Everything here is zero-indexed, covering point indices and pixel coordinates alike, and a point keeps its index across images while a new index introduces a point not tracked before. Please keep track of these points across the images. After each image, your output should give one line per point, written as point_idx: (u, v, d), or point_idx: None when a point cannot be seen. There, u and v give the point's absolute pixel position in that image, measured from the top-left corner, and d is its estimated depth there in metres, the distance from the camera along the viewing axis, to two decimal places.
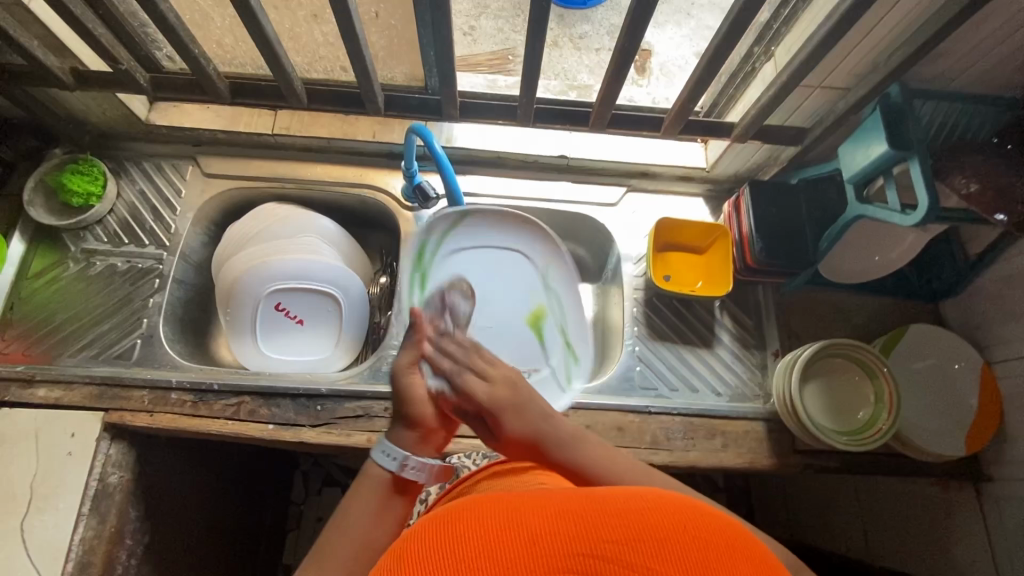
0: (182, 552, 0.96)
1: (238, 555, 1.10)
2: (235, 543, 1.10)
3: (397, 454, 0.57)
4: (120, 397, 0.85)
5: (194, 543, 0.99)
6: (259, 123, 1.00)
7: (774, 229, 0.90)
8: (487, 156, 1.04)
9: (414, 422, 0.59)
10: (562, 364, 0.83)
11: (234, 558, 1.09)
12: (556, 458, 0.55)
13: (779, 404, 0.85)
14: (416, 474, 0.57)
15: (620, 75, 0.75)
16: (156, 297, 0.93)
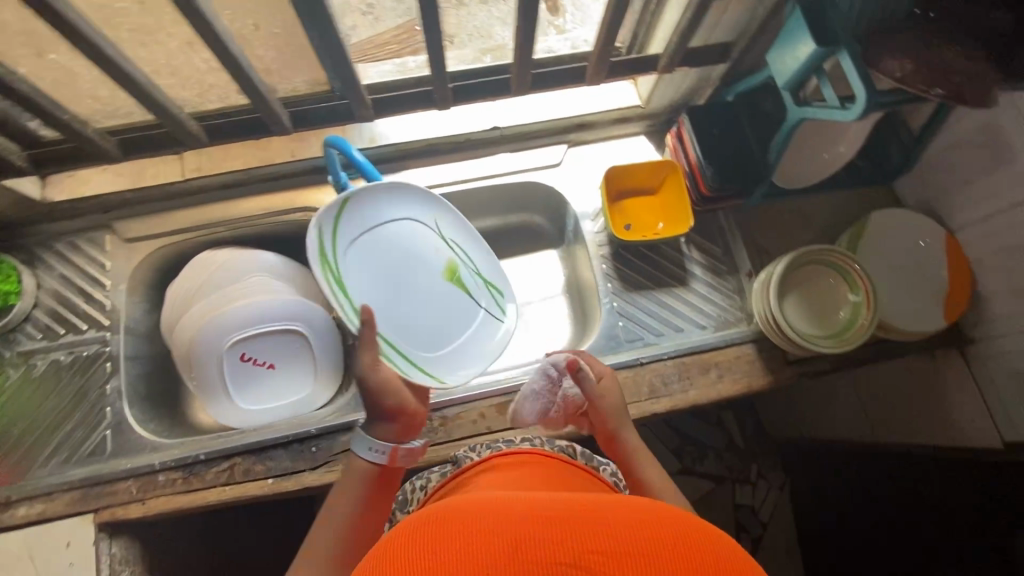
0: None
1: None
2: None
3: (384, 447, 0.63)
4: (106, 493, 0.81)
5: None
6: (167, 171, 0.93)
7: (721, 153, 0.88)
8: (417, 147, 0.98)
9: (392, 416, 0.66)
10: (490, 302, 0.83)
11: None
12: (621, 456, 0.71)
13: (764, 321, 0.84)
14: (404, 459, 0.65)
15: (530, 30, 0.70)
16: (113, 382, 0.88)
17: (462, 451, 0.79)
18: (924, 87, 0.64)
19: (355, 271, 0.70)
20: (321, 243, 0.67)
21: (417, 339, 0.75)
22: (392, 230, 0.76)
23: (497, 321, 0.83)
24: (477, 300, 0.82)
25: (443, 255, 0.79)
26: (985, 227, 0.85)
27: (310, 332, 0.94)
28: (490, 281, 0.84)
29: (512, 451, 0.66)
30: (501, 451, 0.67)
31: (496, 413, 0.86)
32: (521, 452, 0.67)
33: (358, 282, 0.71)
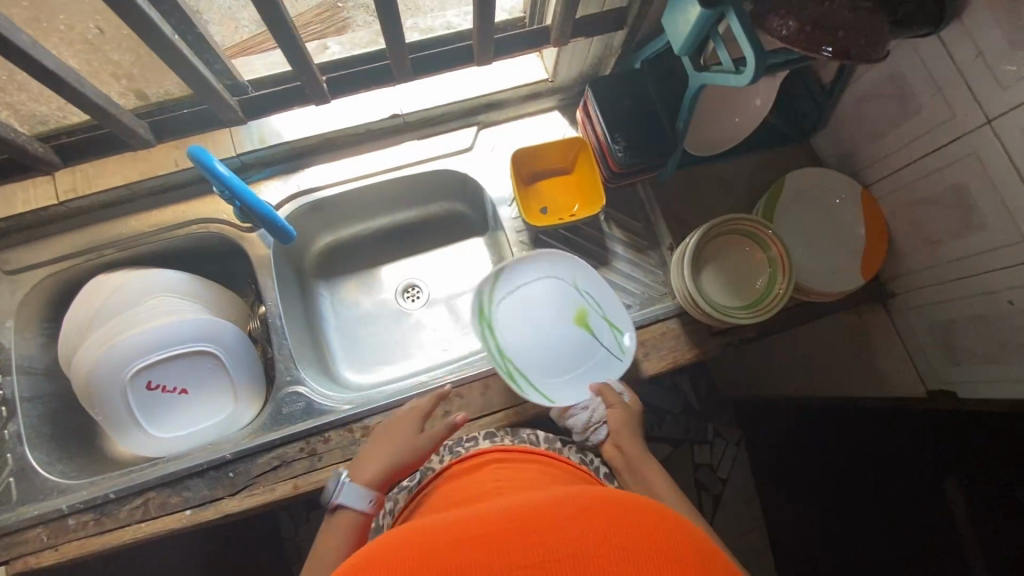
0: None
1: None
2: None
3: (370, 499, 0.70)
4: (16, 544, 0.77)
5: None
6: (40, 195, 0.87)
7: (629, 125, 0.84)
8: (315, 143, 0.92)
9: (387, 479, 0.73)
10: (612, 340, 0.84)
11: None
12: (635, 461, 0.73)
13: (681, 297, 0.83)
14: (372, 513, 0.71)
15: (394, 6, 0.64)
16: (9, 426, 0.82)
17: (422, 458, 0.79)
18: (813, 47, 0.60)
19: (502, 321, 0.83)
20: (481, 300, 0.83)
21: (544, 373, 0.83)
22: (538, 280, 0.85)
23: (613, 359, 0.83)
24: (607, 340, 0.84)
25: (576, 300, 0.85)
26: (898, 180, 0.83)
27: (222, 350, 0.90)
28: (613, 321, 0.84)
29: (479, 454, 0.71)
30: (462, 457, 0.72)
31: None
32: (479, 457, 0.70)
33: (506, 327, 0.83)
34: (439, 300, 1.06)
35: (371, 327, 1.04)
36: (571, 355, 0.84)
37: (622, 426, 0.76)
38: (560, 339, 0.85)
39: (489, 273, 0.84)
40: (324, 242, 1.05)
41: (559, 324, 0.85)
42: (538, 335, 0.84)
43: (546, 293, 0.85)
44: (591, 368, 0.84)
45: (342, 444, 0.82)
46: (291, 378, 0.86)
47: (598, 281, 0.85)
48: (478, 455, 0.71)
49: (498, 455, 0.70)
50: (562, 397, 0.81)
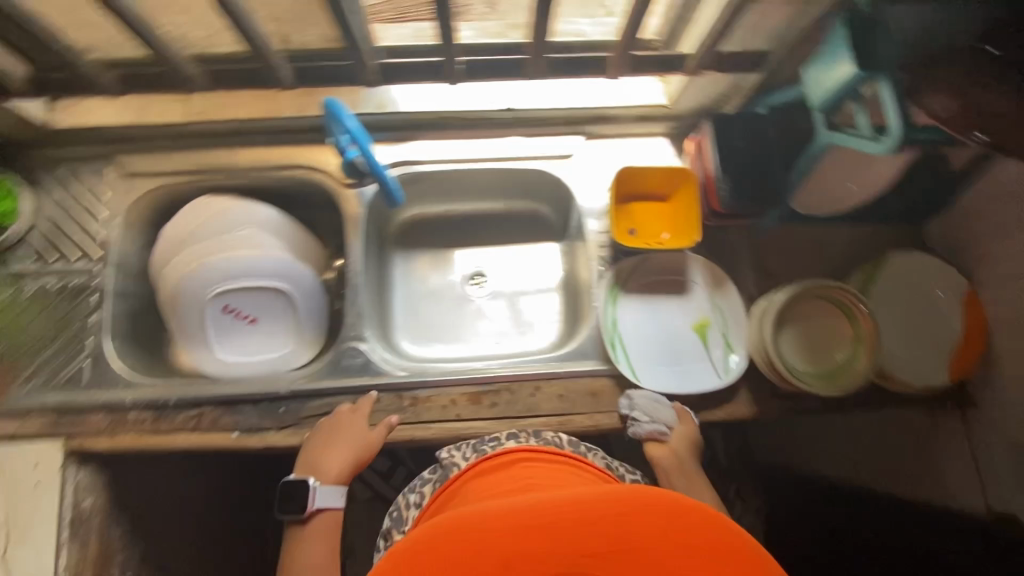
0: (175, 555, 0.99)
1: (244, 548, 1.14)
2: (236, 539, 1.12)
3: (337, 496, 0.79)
4: (79, 422, 0.83)
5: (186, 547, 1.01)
6: (172, 112, 0.92)
7: (742, 168, 0.82)
8: (427, 119, 0.94)
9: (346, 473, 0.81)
10: (721, 357, 0.86)
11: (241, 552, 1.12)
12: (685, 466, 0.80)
13: (753, 350, 0.82)
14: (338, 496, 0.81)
15: None
16: (97, 314, 0.88)
17: (444, 451, 0.80)
18: (964, 130, 0.56)
19: (630, 298, 0.90)
20: (618, 273, 0.90)
21: (648, 356, 0.87)
22: (678, 280, 0.91)
23: (715, 374, 0.85)
24: (716, 356, 0.86)
25: (705, 312, 0.89)
26: (1011, 288, 0.79)
27: (296, 290, 0.94)
28: (731, 344, 0.86)
29: (503, 453, 0.71)
30: (488, 454, 0.72)
31: (467, 401, 0.85)
32: (504, 456, 0.71)
33: (631, 304, 0.89)
34: (504, 294, 1.07)
35: (433, 304, 1.07)
36: (677, 352, 0.87)
37: (682, 444, 0.80)
38: (675, 337, 0.88)
39: (636, 255, 0.91)
40: (407, 214, 1.08)
41: (676, 327, 0.89)
42: (657, 325, 0.89)
43: (678, 295, 0.90)
44: (691, 374, 0.86)
45: (390, 408, 0.84)
46: (355, 334, 0.89)
47: (736, 305, 0.88)
48: (502, 454, 0.71)
49: (523, 454, 0.71)
50: (654, 381, 0.85)
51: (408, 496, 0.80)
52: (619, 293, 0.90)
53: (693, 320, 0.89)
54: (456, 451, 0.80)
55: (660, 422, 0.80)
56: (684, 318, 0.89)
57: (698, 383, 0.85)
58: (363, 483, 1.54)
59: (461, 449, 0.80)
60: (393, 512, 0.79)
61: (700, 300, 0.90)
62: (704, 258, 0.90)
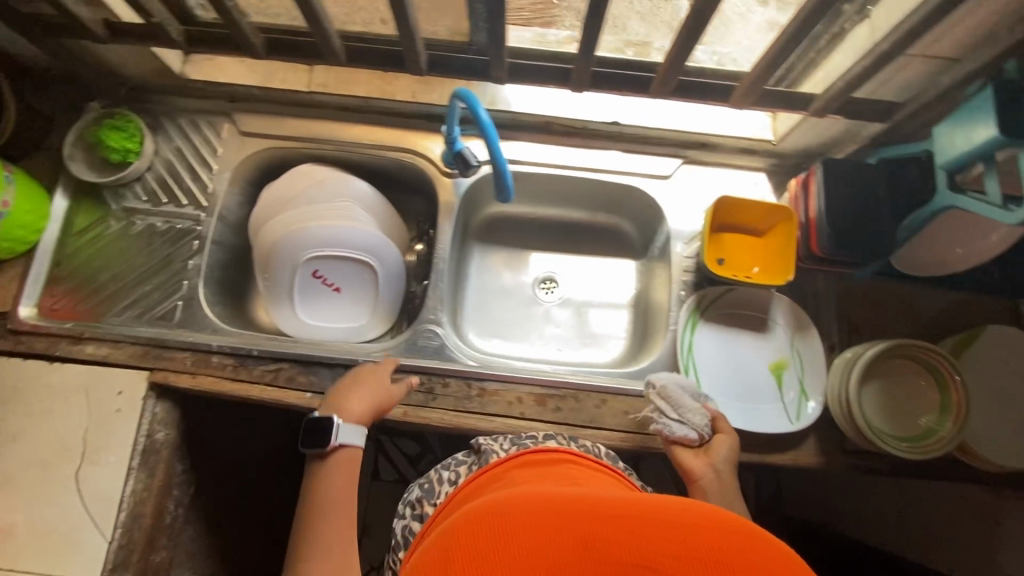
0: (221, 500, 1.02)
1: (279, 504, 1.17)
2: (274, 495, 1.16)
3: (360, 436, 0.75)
4: (165, 358, 0.87)
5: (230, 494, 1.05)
6: (294, 80, 0.95)
7: (848, 215, 0.81)
8: (532, 122, 0.96)
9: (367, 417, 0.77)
10: (794, 401, 0.85)
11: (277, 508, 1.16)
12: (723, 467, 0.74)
13: (833, 402, 0.81)
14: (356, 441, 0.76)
15: (698, 31, 0.64)
16: (196, 259, 0.93)
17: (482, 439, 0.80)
18: None
19: (709, 326, 0.89)
20: (701, 299, 0.90)
21: (719, 388, 0.86)
22: (760, 316, 0.90)
23: (787, 418, 0.83)
24: (790, 399, 0.85)
25: (783, 354, 0.88)
26: None
27: (380, 266, 0.96)
28: (807, 390, 0.85)
29: (543, 450, 0.67)
30: (532, 447, 0.69)
31: (533, 401, 0.85)
32: (547, 452, 0.67)
33: (709, 332, 0.89)
34: (573, 302, 1.07)
35: (503, 301, 1.08)
36: (750, 389, 0.86)
37: (730, 452, 0.75)
38: (749, 373, 0.87)
39: (722, 285, 0.90)
40: (491, 211, 1.10)
41: (753, 362, 0.88)
42: (732, 358, 0.88)
43: (757, 331, 0.89)
44: (761, 412, 0.84)
45: (457, 395, 0.85)
46: (432, 318, 0.91)
47: (817, 353, 0.87)
48: (545, 451, 0.68)
49: (562, 454, 0.67)
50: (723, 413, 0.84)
51: (441, 472, 0.80)
52: (700, 318, 0.89)
53: (770, 359, 0.88)
54: (493, 441, 0.80)
55: (692, 417, 0.77)
56: (761, 356, 0.88)
57: (768, 424, 0.84)
58: (389, 462, 1.58)
59: (499, 440, 0.80)
60: (425, 483, 0.79)
61: (780, 340, 0.89)
62: (790, 300, 0.90)
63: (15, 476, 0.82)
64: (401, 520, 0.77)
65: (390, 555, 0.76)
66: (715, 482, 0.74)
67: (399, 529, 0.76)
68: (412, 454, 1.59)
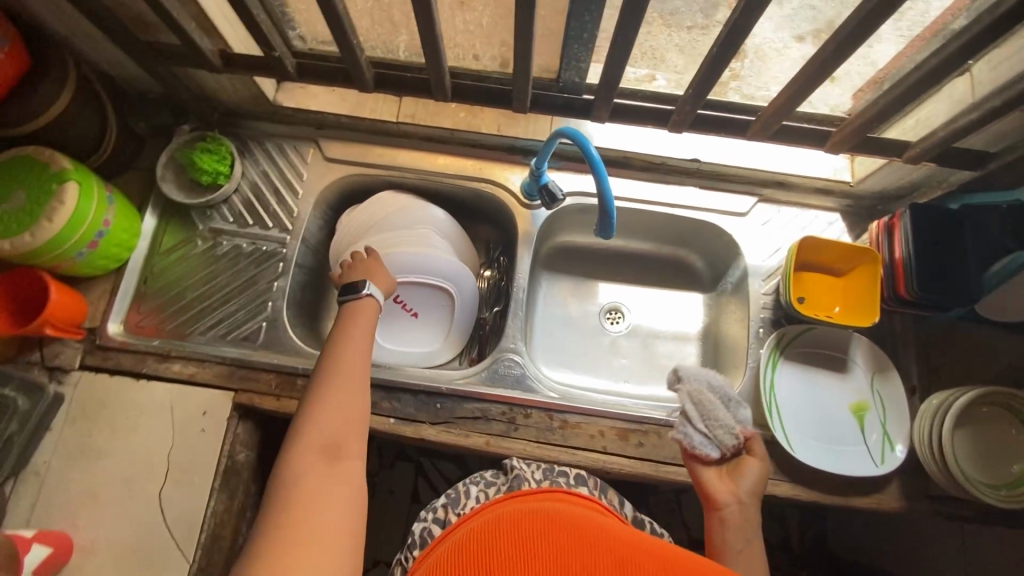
0: None
1: None
2: None
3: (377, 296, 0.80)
4: (249, 378, 0.88)
5: None
6: (383, 110, 0.98)
7: (936, 260, 0.82)
8: (613, 157, 0.98)
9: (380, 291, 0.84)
10: (876, 442, 0.85)
11: None
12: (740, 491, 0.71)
13: (920, 448, 0.81)
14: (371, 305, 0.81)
15: (814, 81, 0.66)
16: (280, 280, 0.94)
17: (513, 460, 0.81)
18: None
19: (789, 364, 0.90)
20: (782, 336, 0.90)
21: (802, 427, 0.86)
22: (838, 355, 0.90)
23: (872, 460, 0.83)
24: (872, 440, 0.85)
25: (863, 393, 0.88)
26: None
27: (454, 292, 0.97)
28: (890, 433, 0.85)
29: (570, 495, 0.64)
30: (560, 487, 0.66)
31: (614, 435, 0.85)
32: (573, 495, 0.64)
33: (788, 370, 0.89)
34: (640, 333, 1.08)
35: (569, 330, 1.08)
36: (831, 429, 0.86)
37: (758, 480, 0.72)
38: (830, 413, 0.88)
39: (802, 323, 0.91)
40: (559, 240, 1.11)
41: (835, 402, 0.88)
42: (811, 396, 0.88)
43: (836, 371, 0.90)
44: (844, 453, 0.84)
45: (539, 426, 0.86)
46: (511, 346, 0.92)
47: (899, 395, 0.87)
48: (570, 495, 0.65)
49: (591, 504, 0.65)
50: (805, 450, 0.84)
51: (469, 485, 0.81)
52: (781, 357, 0.89)
53: (850, 400, 0.88)
54: (526, 465, 0.81)
55: (723, 428, 0.73)
56: (841, 396, 0.88)
57: (852, 466, 0.83)
58: (428, 485, 1.57)
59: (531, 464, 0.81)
60: (452, 492, 0.79)
61: (859, 380, 0.89)
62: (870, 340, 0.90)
63: (99, 493, 0.83)
64: (421, 523, 0.77)
65: (402, 553, 0.77)
66: (737, 513, 0.70)
67: (417, 529, 0.77)
68: (451, 477, 1.58)
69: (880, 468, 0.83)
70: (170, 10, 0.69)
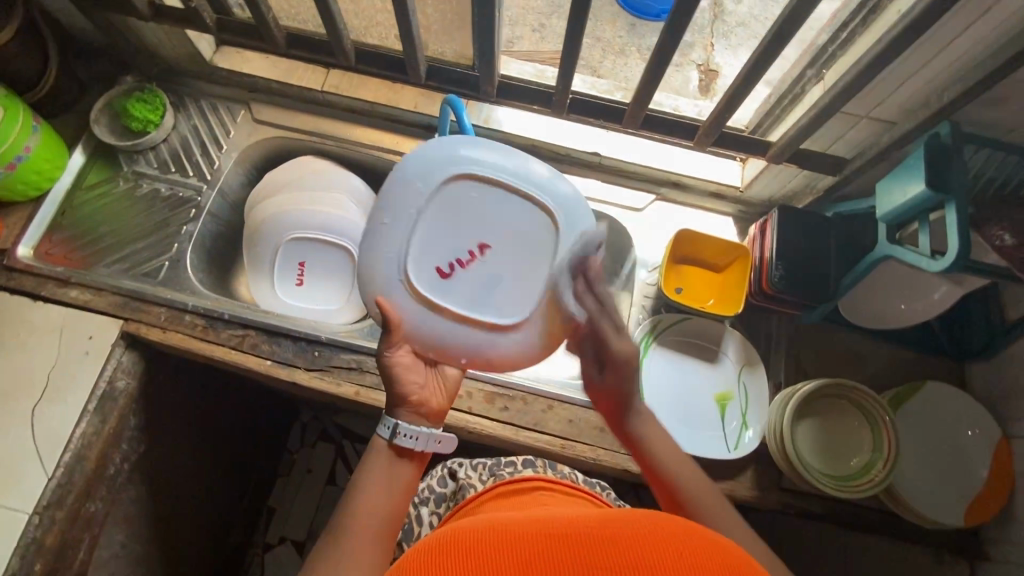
0: (161, 459, 1.04)
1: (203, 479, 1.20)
2: (197, 470, 1.17)
3: (390, 421, 0.60)
4: (140, 311, 0.91)
5: (172, 452, 1.07)
6: (311, 79, 1.04)
7: (798, 260, 0.86)
8: (521, 143, 1.03)
9: (406, 402, 0.62)
10: (732, 429, 0.87)
11: (197, 482, 1.18)
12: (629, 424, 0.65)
13: (771, 445, 0.82)
14: (412, 442, 0.60)
15: (661, 69, 0.73)
16: (190, 225, 0.99)
17: (461, 470, 0.85)
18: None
19: (659, 353, 0.92)
20: (654, 325, 0.93)
21: (662, 408, 0.89)
22: (709, 346, 0.93)
23: (726, 445, 0.85)
24: (730, 427, 0.87)
25: (729, 384, 0.91)
26: None
27: (435, 147, 0.64)
28: (747, 422, 0.87)
29: (515, 481, 0.68)
30: (506, 480, 0.70)
31: (481, 399, 0.88)
32: (521, 482, 0.69)
33: (658, 358, 0.92)
34: None
35: None
36: (693, 413, 0.89)
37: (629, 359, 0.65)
38: (694, 398, 0.90)
39: (676, 313, 0.94)
40: None
41: (700, 390, 0.91)
42: (677, 382, 0.91)
43: (705, 361, 0.93)
44: (699, 436, 0.87)
45: None
46: None
47: (762, 388, 0.89)
48: (522, 481, 0.69)
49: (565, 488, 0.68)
50: None
51: (418, 510, 0.81)
52: (654, 341, 0.92)
53: (715, 389, 0.91)
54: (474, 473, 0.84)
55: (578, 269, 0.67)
56: (707, 385, 0.91)
57: (707, 448, 0.85)
58: None
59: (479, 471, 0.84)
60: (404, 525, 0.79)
61: (727, 371, 0.92)
62: (740, 333, 0.93)
63: None
64: None
65: None
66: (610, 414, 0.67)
67: None
68: None
69: (733, 452, 0.85)
70: None
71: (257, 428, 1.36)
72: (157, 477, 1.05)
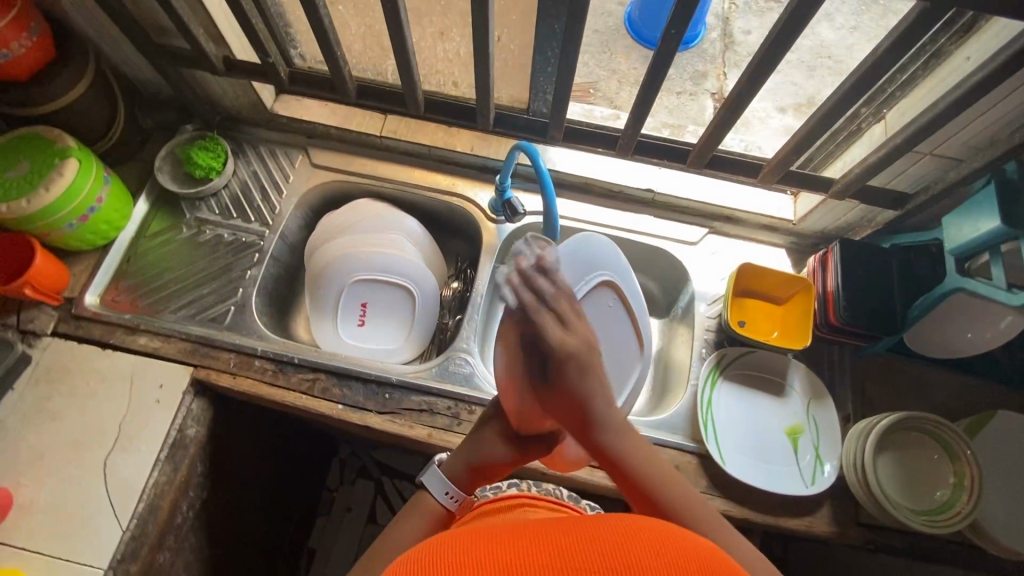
0: (219, 506, 1.03)
1: (252, 523, 1.18)
2: (248, 515, 1.16)
3: (458, 493, 0.61)
4: (209, 356, 0.92)
5: (228, 497, 1.06)
6: (369, 125, 1.07)
7: (863, 292, 0.88)
8: (575, 181, 1.05)
9: (476, 472, 0.62)
10: (807, 464, 0.87)
11: (248, 527, 1.17)
12: (599, 439, 0.54)
13: (849, 478, 0.82)
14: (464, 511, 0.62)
15: (734, 114, 0.75)
16: (254, 269, 1.00)
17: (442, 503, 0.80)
18: None
19: (726, 388, 0.93)
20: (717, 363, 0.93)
21: (734, 444, 0.89)
22: (773, 381, 0.94)
23: (803, 480, 0.85)
24: (804, 462, 0.87)
25: (796, 420, 0.91)
26: None
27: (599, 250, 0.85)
28: (821, 456, 0.87)
29: (498, 500, 0.71)
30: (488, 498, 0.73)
31: None
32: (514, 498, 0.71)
33: (725, 394, 0.92)
34: None
35: None
36: (765, 448, 0.89)
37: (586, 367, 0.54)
38: (765, 433, 0.90)
39: (741, 346, 0.95)
40: None
41: (770, 424, 0.91)
42: (743, 417, 0.91)
43: (771, 395, 0.93)
44: (774, 471, 0.86)
45: None
46: (463, 347, 0.96)
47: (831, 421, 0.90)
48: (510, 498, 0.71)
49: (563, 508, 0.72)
50: (736, 465, 0.86)
51: None
52: (720, 376, 0.93)
53: (784, 424, 0.91)
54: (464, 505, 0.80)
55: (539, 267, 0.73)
56: (776, 419, 0.91)
57: (785, 485, 0.85)
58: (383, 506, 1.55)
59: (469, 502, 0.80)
60: None
61: (793, 404, 0.92)
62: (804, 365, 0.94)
63: (45, 453, 0.85)
64: None
65: None
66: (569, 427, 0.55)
67: None
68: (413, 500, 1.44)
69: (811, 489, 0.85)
70: (184, 18, 0.80)
71: (300, 469, 1.34)
72: (215, 523, 1.03)
